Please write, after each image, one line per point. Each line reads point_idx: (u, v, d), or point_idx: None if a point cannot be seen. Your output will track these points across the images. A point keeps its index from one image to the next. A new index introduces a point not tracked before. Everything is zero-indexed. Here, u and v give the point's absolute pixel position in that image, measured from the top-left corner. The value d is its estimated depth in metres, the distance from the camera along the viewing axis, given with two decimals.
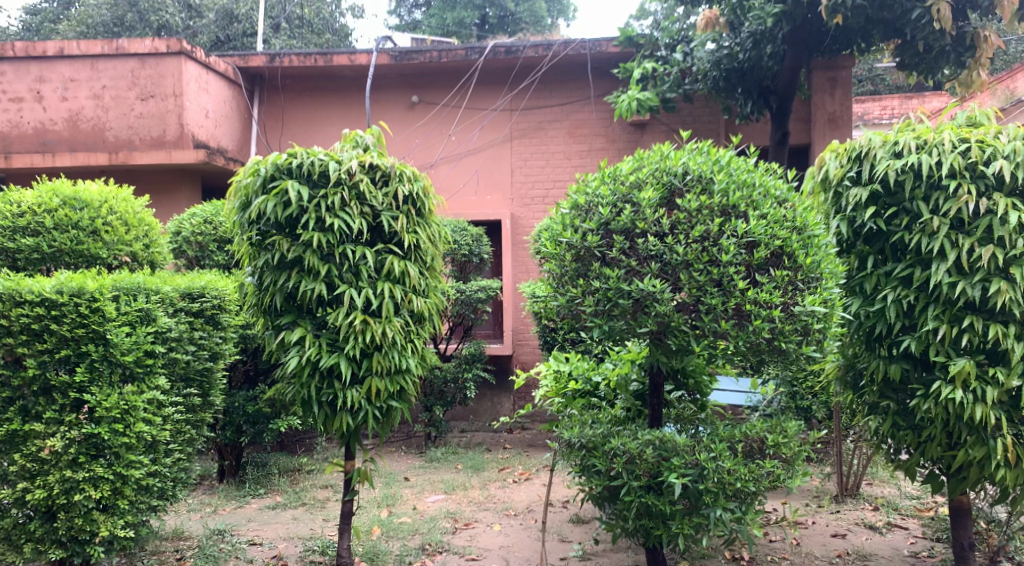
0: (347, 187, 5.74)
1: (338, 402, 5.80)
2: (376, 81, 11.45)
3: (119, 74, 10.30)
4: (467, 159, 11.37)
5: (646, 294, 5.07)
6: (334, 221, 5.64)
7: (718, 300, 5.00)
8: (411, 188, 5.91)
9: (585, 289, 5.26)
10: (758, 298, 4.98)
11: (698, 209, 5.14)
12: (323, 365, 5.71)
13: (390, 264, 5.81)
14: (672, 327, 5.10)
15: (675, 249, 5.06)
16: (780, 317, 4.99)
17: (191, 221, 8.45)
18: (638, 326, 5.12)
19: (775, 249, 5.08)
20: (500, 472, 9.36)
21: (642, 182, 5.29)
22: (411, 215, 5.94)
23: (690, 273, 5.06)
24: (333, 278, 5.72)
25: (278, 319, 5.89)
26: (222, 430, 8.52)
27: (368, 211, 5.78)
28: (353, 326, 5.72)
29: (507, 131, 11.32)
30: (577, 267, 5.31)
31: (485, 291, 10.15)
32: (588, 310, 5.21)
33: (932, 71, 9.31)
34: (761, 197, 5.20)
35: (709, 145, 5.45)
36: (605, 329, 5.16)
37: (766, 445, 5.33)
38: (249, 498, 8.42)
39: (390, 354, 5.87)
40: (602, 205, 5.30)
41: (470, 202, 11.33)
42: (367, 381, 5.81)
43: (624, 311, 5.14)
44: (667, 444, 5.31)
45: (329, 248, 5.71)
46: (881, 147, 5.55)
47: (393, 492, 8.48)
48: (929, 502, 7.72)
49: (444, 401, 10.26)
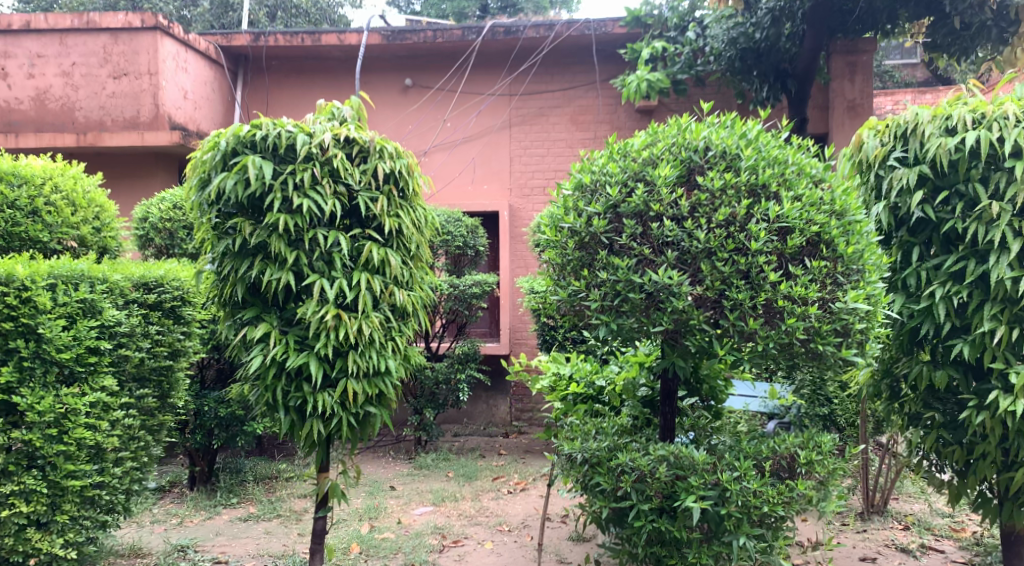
0: (318, 163, 5.02)
1: (307, 407, 5.10)
2: (367, 63, 10.74)
3: (90, 50, 9.57)
4: (463, 147, 10.67)
5: (661, 288, 4.38)
6: (303, 201, 4.92)
7: (746, 295, 4.28)
8: (394, 166, 5.21)
9: (590, 280, 4.58)
10: (792, 293, 4.28)
11: (723, 189, 4.44)
12: (290, 366, 5.02)
13: (368, 251, 5.11)
14: (690, 325, 4.40)
15: (695, 235, 4.36)
16: (817, 315, 4.29)
17: (159, 206, 7.73)
18: (651, 324, 4.42)
19: (812, 236, 4.37)
20: (493, 482, 8.65)
21: (656, 159, 4.60)
22: (393, 196, 5.24)
23: (712, 262, 4.35)
24: (303, 267, 5.02)
25: (240, 313, 5.19)
26: (191, 434, 7.82)
27: (343, 191, 5.08)
28: (324, 322, 5.03)
29: (506, 117, 10.62)
30: (581, 256, 4.63)
31: (481, 286, 9.45)
32: (595, 305, 4.49)
33: (967, 52, 8.67)
34: (795, 176, 4.50)
35: (734, 118, 4.75)
36: (612, 327, 4.46)
37: (797, 464, 4.61)
38: (220, 508, 7.72)
39: (367, 354, 5.17)
40: (609, 184, 4.61)
41: (466, 192, 10.64)
42: (341, 385, 5.12)
43: (635, 307, 4.45)
44: (684, 461, 4.59)
45: (297, 233, 5.01)
46: (931, 123, 4.88)
47: (377, 504, 7.80)
48: (963, 519, 7.10)
49: (435, 403, 9.55)
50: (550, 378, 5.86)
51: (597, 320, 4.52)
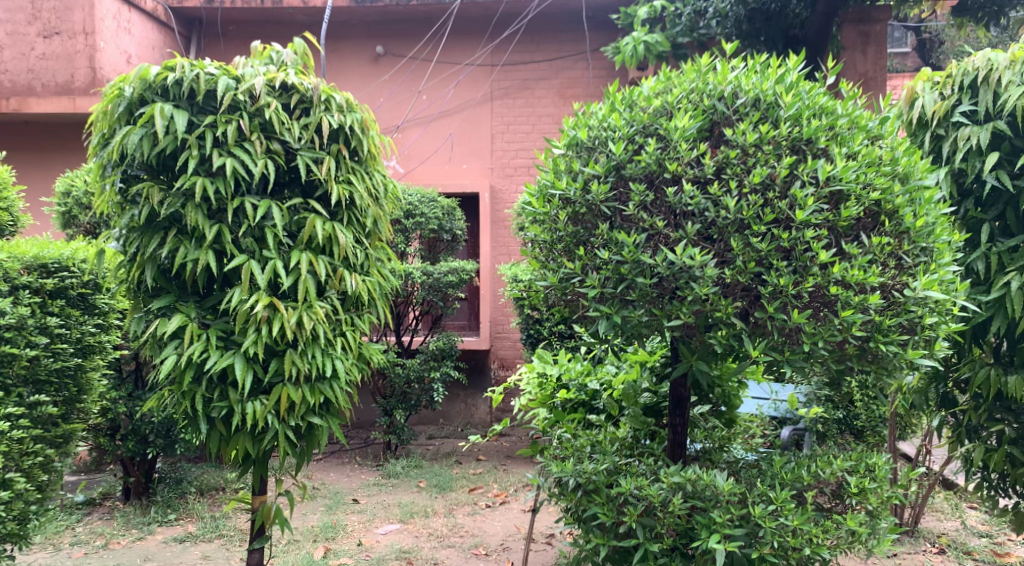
0: (247, 114, 4.01)
1: (234, 419, 4.13)
2: (335, 28, 9.69)
3: (17, 5, 8.42)
4: (440, 122, 9.67)
5: (678, 270, 3.42)
6: (226, 161, 3.91)
7: (789, 279, 3.32)
8: (343, 120, 4.21)
9: (587, 261, 3.64)
10: (847, 277, 3.32)
11: (757, 145, 3.48)
12: (210, 368, 4.03)
13: (310, 226, 4.13)
14: (715, 319, 3.45)
15: (723, 204, 3.40)
16: (878, 307, 3.35)
17: (85, 178, 6.66)
18: (665, 317, 3.47)
19: (871, 205, 3.42)
20: (470, 494, 7.67)
21: (671, 108, 3.65)
22: (342, 158, 4.25)
23: (745, 239, 3.39)
24: (227, 244, 4.02)
25: (152, 301, 4.18)
26: (123, 442, 6.80)
27: (278, 149, 4.08)
28: (254, 313, 4.05)
29: (487, 90, 9.62)
30: (575, 231, 3.70)
31: (458, 274, 8.44)
32: (594, 292, 3.54)
33: (1001, 14, 7.74)
34: (849, 130, 3.54)
35: (767, 59, 3.78)
36: (615, 320, 3.51)
37: (846, 493, 3.67)
38: (154, 526, 6.68)
39: (308, 353, 4.21)
40: (611, 140, 3.66)
41: (443, 171, 9.65)
42: (276, 391, 4.16)
43: (645, 296, 3.50)
44: (704, 491, 3.64)
45: (220, 201, 4.01)
46: (1010, 68, 4.01)
47: (335, 521, 6.82)
48: (1003, 540, 6.22)
49: (407, 404, 8.56)
50: (534, 380, 4.90)
51: (596, 311, 3.56)
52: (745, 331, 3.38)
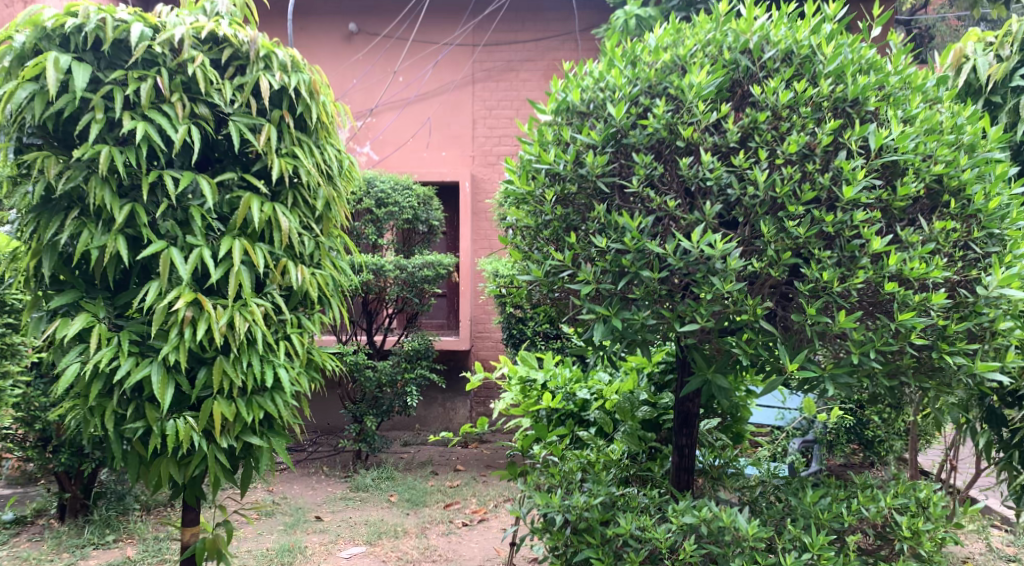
0: (166, 71, 3.30)
1: (152, 440, 3.43)
2: (304, 3, 8.91)
3: None
4: (417, 105, 8.93)
5: (694, 261, 2.75)
6: (138, 126, 3.20)
7: (834, 273, 2.64)
8: (286, 82, 3.51)
9: (579, 251, 3.03)
10: (905, 271, 2.64)
11: (791, 107, 2.80)
12: (121, 378, 3.32)
13: (245, 207, 3.44)
14: (739, 322, 2.78)
15: (751, 178, 2.72)
16: (944, 308, 2.68)
17: None
18: (677, 321, 2.81)
19: (932, 181, 2.74)
20: (445, 510, 6.97)
21: (683, 65, 2.97)
22: (285, 127, 3.56)
23: (777, 223, 2.71)
24: (142, 228, 3.32)
25: (52, 298, 3.47)
26: (55, 455, 6.04)
27: (205, 114, 3.38)
28: (175, 312, 3.35)
29: (468, 72, 8.89)
30: (565, 215, 3.11)
31: (434, 269, 7.72)
32: (589, 289, 2.88)
33: None
34: (906, 89, 2.87)
35: (798, 5, 3.11)
36: (614, 323, 2.84)
37: (895, 536, 3.02)
38: (89, 550, 5.95)
39: (243, 361, 3.51)
40: (610, 101, 3.00)
41: (420, 158, 8.93)
42: (204, 406, 3.46)
43: (651, 293, 2.85)
44: (722, 534, 2.99)
45: (133, 177, 3.30)
46: None
47: (293, 544, 6.12)
48: None
49: (379, 410, 7.85)
50: (515, 390, 4.23)
51: (592, 312, 2.89)
52: (779, 338, 2.71)
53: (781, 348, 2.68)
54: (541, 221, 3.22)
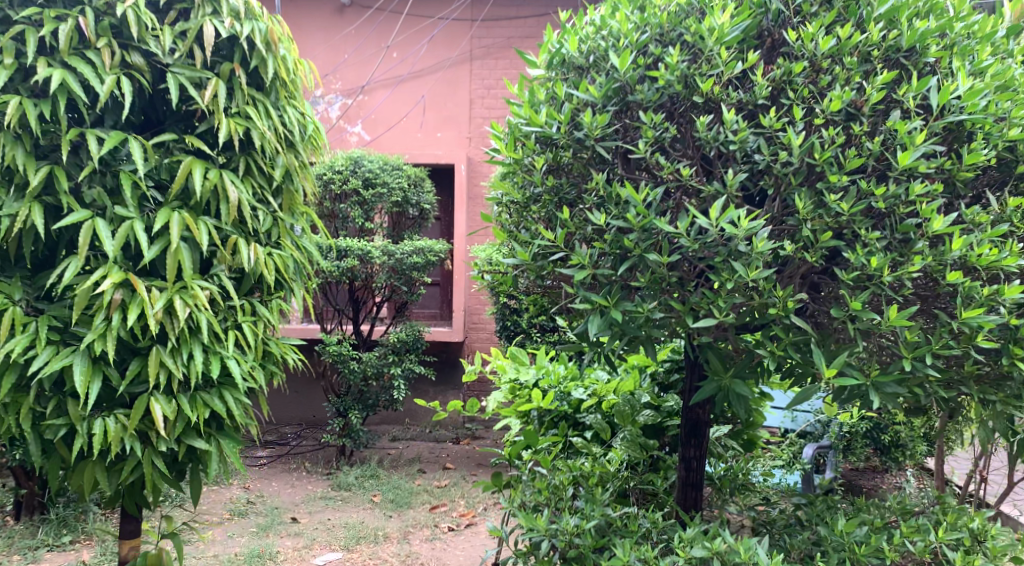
0: (90, 12, 2.81)
1: (76, 443, 2.94)
2: None
3: None
4: (411, 82, 8.22)
5: (710, 244, 2.27)
6: (53, 74, 2.71)
7: (885, 259, 2.14)
8: (236, 30, 3.03)
9: (573, 230, 2.56)
10: (970, 258, 2.16)
11: (833, 57, 2.30)
12: (37, 371, 2.84)
13: (187, 175, 2.97)
14: (765, 318, 2.30)
15: (784, 142, 2.24)
16: (1017, 304, 2.20)
17: None
18: (689, 315, 2.33)
19: (1005, 150, 2.28)
20: (430, 513, 6.48)
21: (703, 9, 2.51)
22: (237, 82, 3.10)
23: (813, 199, 2.22)
24: (64, 195, 2.84)
25: None
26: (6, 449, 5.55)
27: (139, 64, 2.89)
28: (102, 295, 2.87)
29: (466, 48, 8.20)
30: (557, 188, 2.64)
31: (423, 255, 7.12)
32: (584, 275, 2.40)
33: None
34: (975, 38, 2.40)
35: None
36: (614, 317, 2.36)
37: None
38: (42, 553, 5.46)
39: (184, 353, 3.03)
40: (613, 51, 2.52)
41: (413, 140, 8.24)
42: (138, 405, 2.98)
43: (658, 282, 2.37)
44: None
45: (55, 137, 2.83)
46: None
47: (264, 549, 5.64)
48: None
49: (364, 404, 7.35)
50: (502, 389, 3.76)
51: (587, 303, 2.41)
52: (814, 338, 2.22)
53: (818, 351, 2.20)
54: (531, 195, 2.74)
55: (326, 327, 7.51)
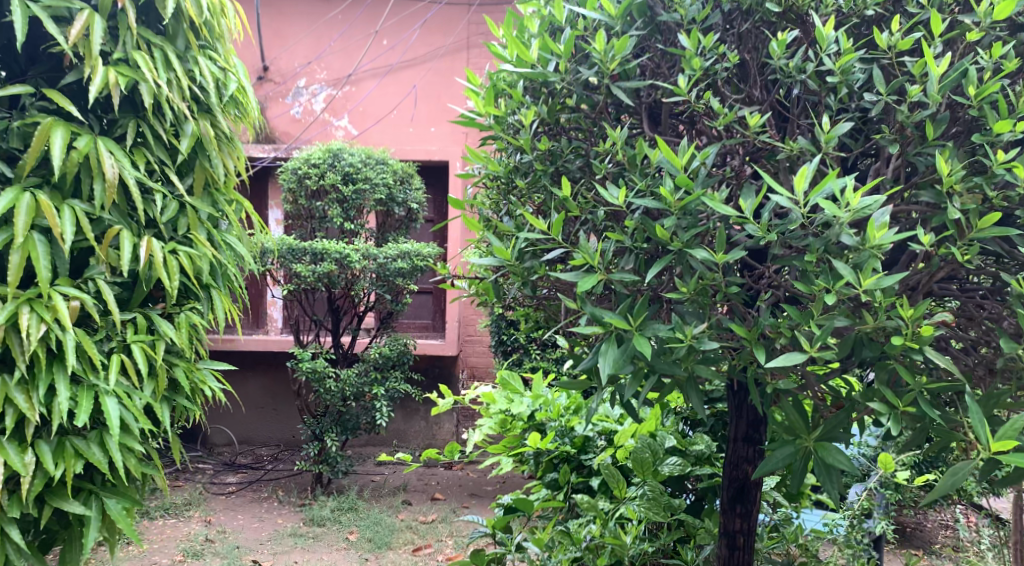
0: None
1: None
2: None
3: None
4: (404, 71, 6.30)
5: (786, 233, 1.49)
6: None
7: None
8: None
9: (578, 216, 1.77)
10: None
11: None
12: None
13: (40, 142, 2.14)
14: (875, 355, 1.49)
15: (917, 92, 1.61)
16: None
17: None
18: (759, 347, 1.51)
19: None
20: (415, 555, 5.19)
21: None
22: (123, 17, 2.31)
23: (981, 176, 1.60)
24: None
25: None
26: None
27: None
28: None
29: (470, 32, 6.33)
30: (552, 148, 1.87)
31: (410, 260, 5.77)
32: (593, 282, 1.58)
33: None
34: None
35: None
36: (642, 348, 1.54)
37: None
38: None
39: (40, 387, 2.20)
40: None
41: (403, 135, 6.29)
42: None
43: (707, 293, 1.58)
44: None
45: None
46: None
47: None
48: None
49: (344, 428, 6.04)
50: (492, 422, 2.97)
51: (598, 327, 1.60)
52: (969, 393, 1.50)
53: (980, 416, 1.49)
54: (516, 165, 1.95)
55: (301, 339, 6.17)
